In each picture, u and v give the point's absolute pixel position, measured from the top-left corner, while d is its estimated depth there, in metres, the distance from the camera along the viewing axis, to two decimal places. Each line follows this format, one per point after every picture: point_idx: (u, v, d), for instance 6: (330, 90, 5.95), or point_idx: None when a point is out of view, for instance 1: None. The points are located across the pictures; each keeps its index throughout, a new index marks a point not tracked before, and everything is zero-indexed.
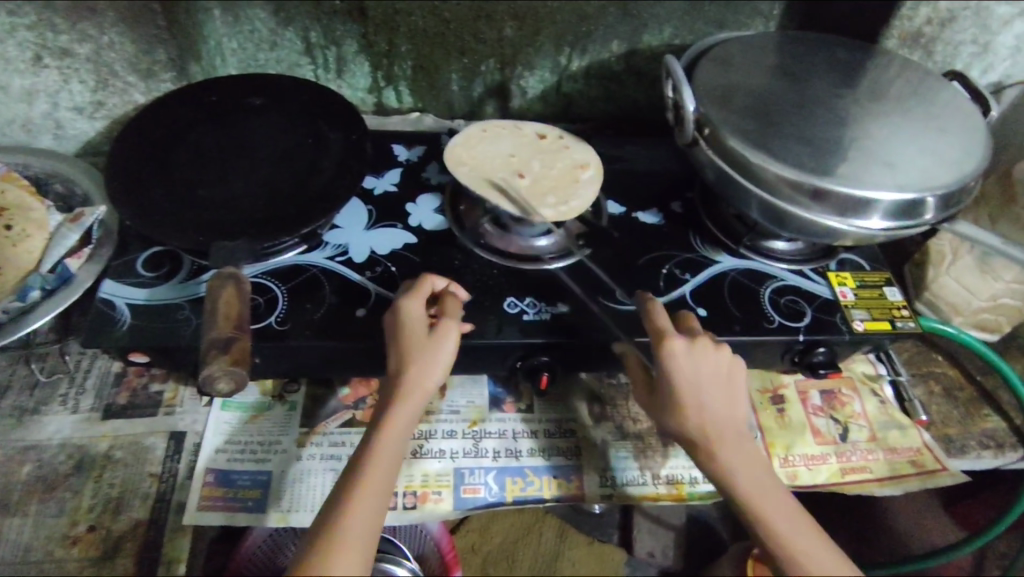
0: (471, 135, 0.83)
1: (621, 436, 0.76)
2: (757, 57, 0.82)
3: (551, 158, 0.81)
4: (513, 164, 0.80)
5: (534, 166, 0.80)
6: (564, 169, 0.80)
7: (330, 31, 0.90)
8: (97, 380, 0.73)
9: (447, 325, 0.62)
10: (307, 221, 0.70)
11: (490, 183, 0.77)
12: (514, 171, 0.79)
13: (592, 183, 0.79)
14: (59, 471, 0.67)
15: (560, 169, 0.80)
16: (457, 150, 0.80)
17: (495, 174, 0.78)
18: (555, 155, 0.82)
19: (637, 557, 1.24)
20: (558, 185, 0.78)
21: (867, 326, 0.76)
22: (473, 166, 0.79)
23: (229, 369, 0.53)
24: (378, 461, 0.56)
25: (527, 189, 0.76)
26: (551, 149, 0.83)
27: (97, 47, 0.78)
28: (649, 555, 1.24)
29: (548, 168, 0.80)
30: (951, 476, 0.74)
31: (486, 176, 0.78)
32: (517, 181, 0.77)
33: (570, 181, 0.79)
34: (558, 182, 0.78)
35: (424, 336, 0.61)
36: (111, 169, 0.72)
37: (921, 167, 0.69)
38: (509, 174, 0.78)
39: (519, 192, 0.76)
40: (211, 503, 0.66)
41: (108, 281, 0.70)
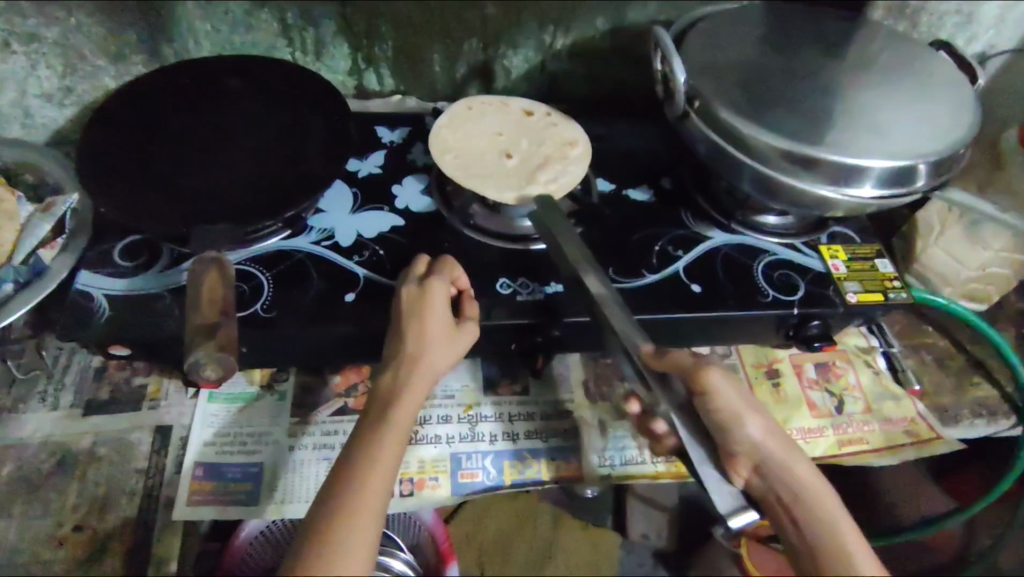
0: (455, 114, 0.81)
1: (618, 416, 0.75)
2: (745, 29, 0.81)
3: (538, 136, 0.80)
4: (501, 142, 0.78)
5: (521, 144, 0.79)
6: (552, 146, 0.79)
7: (307, 11, 0.88)
8: (76, 376, 0.70)
9: (473, 327, 0.64)
10: (291, 205, 0.68)
11: (479, 162, 0.75)
12: (503, 149, 0.77)
13: (580, 160, 0.78)
14: (41, 470, 0.64)
15: (548, 146, 0.79)
16: (443, 129, 0.78)
17: (483, 153, 0.77)
18: (543, 133, 0.81)
19: (631, 540, 1.28)
20: (548, 163, 0.77)
21: (860, 297, 0.76)
22: (460, 144, 0.77)
23: (216, 355, 0.50)
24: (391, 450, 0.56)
25: (516, 169, 0.75)
26: (538, 127, 0.81)
27: (65, 30, 0.76)
28: (643, 537, 1.27)
29: (536, 145, 0.79)
30: (946, 444, 0.75)
31: (474, 155, 0.76)
32: (506, 160, 0.76)
33: (559, 159, 0.78)
34: (547, 160, 0.77)
35: (451, 327, 0.62)
36: (83, 155, 0.70)
37: (911, 135, 0.68)
38: (497, 153, 0.77)
39: (509, 172, 0.75)
40: (202, 497, 0.65)
41: (85, 273, 0.67)
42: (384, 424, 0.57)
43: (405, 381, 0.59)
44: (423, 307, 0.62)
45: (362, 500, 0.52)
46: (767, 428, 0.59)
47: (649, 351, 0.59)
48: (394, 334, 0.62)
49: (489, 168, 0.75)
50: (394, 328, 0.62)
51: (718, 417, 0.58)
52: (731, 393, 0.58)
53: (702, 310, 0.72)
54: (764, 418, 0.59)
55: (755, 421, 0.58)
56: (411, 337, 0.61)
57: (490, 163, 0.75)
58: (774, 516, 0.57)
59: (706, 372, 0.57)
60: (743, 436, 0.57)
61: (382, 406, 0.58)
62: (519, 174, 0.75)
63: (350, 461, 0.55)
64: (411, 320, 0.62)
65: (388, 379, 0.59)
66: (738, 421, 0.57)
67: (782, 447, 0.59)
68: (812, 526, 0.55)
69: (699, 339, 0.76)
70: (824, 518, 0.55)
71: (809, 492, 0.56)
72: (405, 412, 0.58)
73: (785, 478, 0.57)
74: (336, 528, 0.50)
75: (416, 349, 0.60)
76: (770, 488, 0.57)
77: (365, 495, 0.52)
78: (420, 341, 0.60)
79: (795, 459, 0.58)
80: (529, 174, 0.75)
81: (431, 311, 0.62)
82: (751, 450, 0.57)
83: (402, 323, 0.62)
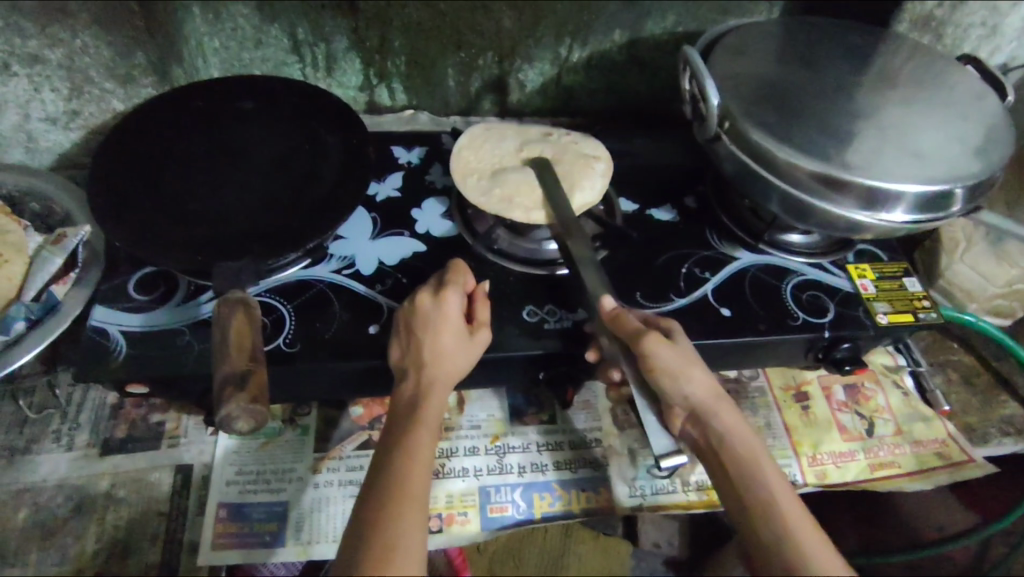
0: (474, 136, 0.79)
1: (647, 443, 0.73)
2: (771, 45, 0.79)
3: (561, 151, 0.77)
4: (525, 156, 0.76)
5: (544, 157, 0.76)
6: (576, 158, 0.76)
7: (318, 27, 0.85)
8: (92, 414, 0.68)
9: (486, 335, 0.63)
10: (312, 235, 0.66)
11: (502, 176, 0.73)
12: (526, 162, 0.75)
13: (604, 173, 0.75)
14: (57, 515, 0.62)
15: (572, 159, 0.76)
16: (464, 153, 0.77)
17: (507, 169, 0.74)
18: (565, 149, 0.78)
19: (642, 548, 1.14)
20: (572, 173, 0.74)
21: (890, 318, 0.75)
22: (482, 167, 0.75)
23: (249, 408, 0.48)
24: (420, 469, 0.54)
25: (540, 177, 0.72)
26: (560, 145, 0.79)
27: (70, 51, 0.72)
28: (654, 547, 1.15)
29: (560, 158, 0.76)
30: (979, 467, 0.74)
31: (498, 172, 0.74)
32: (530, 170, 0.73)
33: (584, 168, 0.74)
34: (572, 170, 0.74)
35: (466, 337, 0.61)
36: (93, 184, 0.67)
37: (946, 157, 0.66)
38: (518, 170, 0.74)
39: (534, 181, 0.72)
40: (226, 540, 0.63)
41: (99, 308, 0.65)
42: (415, 428, 0.56)
43: (429, 388, 0.58)
44: (438, 316, 0.61)
45: (398, 496, 0.52)
46: (704, 384, 0.56)
47: (607, 308, 0.58)
48: (408, 344, 0.61)
49: (513, 180, 0.72)
50: (407, 338, 0.61)
51: (654, 374, 0.56)
52: (670, 352, 0.55)
53: (732, 334, 0.71)
54: (706, 375, 0.57)
55: (693, 379, 0.56)
56: (429, 349, 0.59)
57: (513, 175, 0.72)
58: (711, 464, 0.57)
59: (643, 335, 0.55)
60: (676, 391, 0.56)
61: (408, 415, 0.57)
62: (544, 180, 0.72)
63: (384, 461, 0.55)
64: (427, 331, 0.60)
65: (410, 390, 0.59)
66: (674, 379, 0.56)
67: (721, 402, 0.57)
68: (742, 477, 0.54)
69: (728, 363, 0.75)
70: (753, 471, 0.54)
71: (742, 447, 0.55)
72: (429, 423, 0.57)
73: (717, 431, 0.56)
74: (383, 531, 0.50)
75: (433, 360, 0.59)
76: (702, 435, 0.57)
77: (408, 486, 0.52)
78: (438, 355, 0.59)
79: (731, 416, 0.56)
80: (554, 179, 0.71)
81: (446, 322, 0.61)
82: (686, 404, 0.56)
83: (416, 332, 0.61)
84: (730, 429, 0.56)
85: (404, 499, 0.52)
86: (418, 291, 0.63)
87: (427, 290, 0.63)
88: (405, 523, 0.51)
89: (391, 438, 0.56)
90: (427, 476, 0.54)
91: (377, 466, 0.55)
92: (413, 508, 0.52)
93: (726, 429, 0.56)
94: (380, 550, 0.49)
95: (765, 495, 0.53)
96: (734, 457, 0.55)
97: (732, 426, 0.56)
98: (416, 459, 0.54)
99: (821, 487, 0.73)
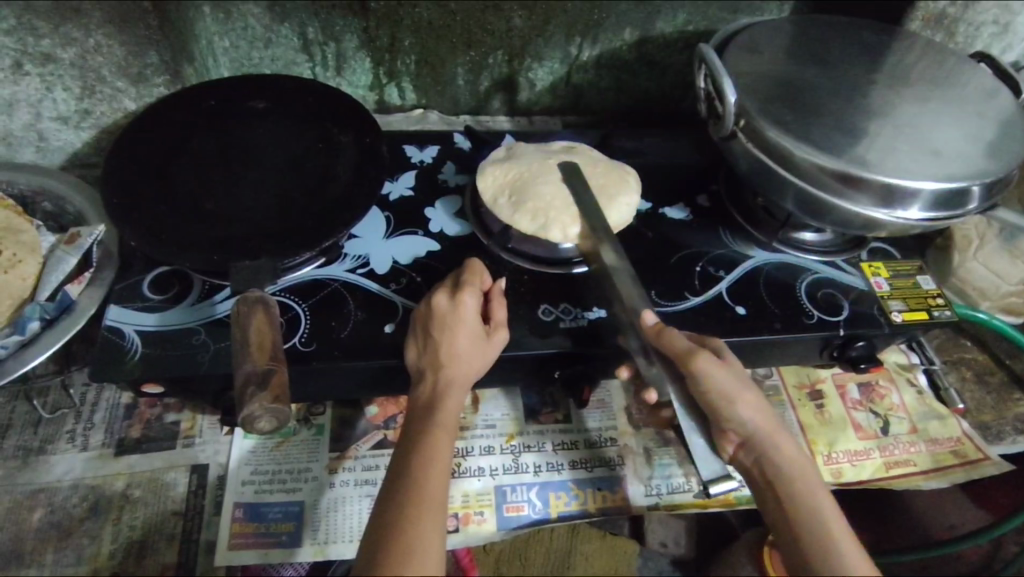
0: (498, 159, 0.77)
1: (663, 442, 0.73)
2: (783, 42, 0.79)
3: (590, 161, 0.76)
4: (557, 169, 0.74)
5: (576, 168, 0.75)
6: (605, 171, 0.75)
7: (329, 26, 0.85)
8: (106, 414, 0.68)
9: (503, 335, 0.62)
10: (326, 235, 0.66)
11: (533, 191, 0.71)
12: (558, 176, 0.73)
13: (637, 188, 0.74)
14: (73, 515, 0.62)
15: (604, 171, 0.75)
16: (490, 173, 0.75)
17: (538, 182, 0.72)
18: (592, 160, 0.77)
19: (649, 548, 1.14)
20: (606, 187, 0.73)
21: (904, 317, 0.75)
22: (510, 180, 0.73)
23: (271, 408, 0.48)
24: (436, 469, 0.53)
25: (573, 194, 0.70)
26: (585, 155, 0.78)
27: (83, 51, 0.71)
28: (662, 546, 1.14)
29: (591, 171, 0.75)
30: (994, 465, 0.74)
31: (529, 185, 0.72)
32: (563, 185, 0.72)
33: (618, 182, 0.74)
34: (607, 184, 0.73)
35: (482, 337, 0.61)
36: (108, 185, 0.67)
37: (965, 154, 0.66)
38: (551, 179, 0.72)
39: (569, 196, 0.71)
40: (243, 540, 0.62)
41: (114, 307, 0.65)
42: (433, 427, 0.56)
43: (445, 390, 0.58)
44: (454, 317, 0.60)
45: (420, 501, 0.51)
46: (754, 407, 0.56)
47: (651, 326, 0.56)
48: (425, 344, 0.61)
49: (546, 195, 0.70)
50: (424, 338, 0.61)
51: (707, 396, 0.55)
52: (720, 372, 0.55)
53: (748, 333, 0.70)
54: (757, 397, 0.56)
55: (745, 402, 0.55)
56: (446, 349, 0.59)
57: (545, 189, 0.71)
58: (759, 488, 0.57)
59: (694, 358, 0.54)
60: (731, 414, 0.55)
61: (426, 415, 0.57)
62: (578, 196, 0.70)
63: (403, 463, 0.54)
64: (443, 332, 0.60)
65: (427, 392, 0.59)
66: (726, 401, 0.55)
67: (771, 424, 0.56)
68: (796, 504, 0.53)
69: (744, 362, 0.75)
70: (805, 501, 0.53)
71: (796, 474, 0.54)
72: (446, 422, 0.56)
73: (771, 453, 0.55)
74: (401, 535, 0.49)
75: (446, 359, 0.59)
76: (755, 461, 0.56)
77: (425, 489, 0.52)
78: (454, 356, 0.59)
79: (780, 440, 0.56)
80: (590, 195, 0.70)
81: (462, 322, 0.60)
82: (741, 427, 0.56)
83: (434, 331, 0.60)
84: (785, 454, 0.55)
85: (423, 502, 0.51)
86: (436, 291, 0.63)
87: (445, 290, 0.63)
88: (425, 528, 0.50)
89: (410, 439, 0.56)
90: (446, 476, 0.54)
91: (396, 473, 0.54)
92: (432, 512, 0.51)
93: (777, 454, 0.55)
94: (399, 550, 0.48)
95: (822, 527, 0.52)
96: (787, 483, 0.54)
97: (788, 450, 0.55)
98: (432, 461, 0.54)
99: (837, 486, 0.73)
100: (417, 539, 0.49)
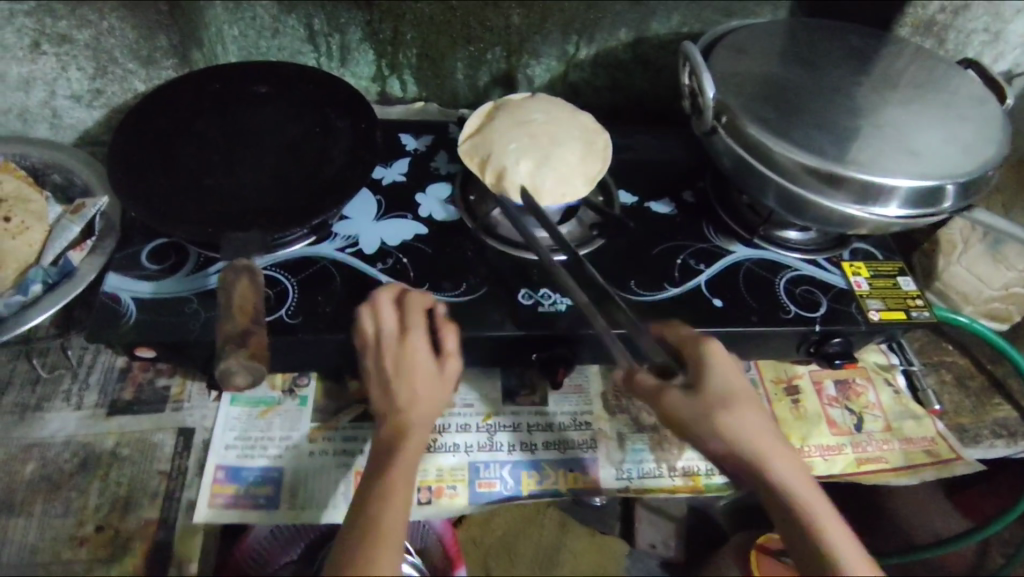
0: (474, 132, 0.78)
1: (636, 428, 0.75)
2: (772, 44, 0.80)
3: (525, 116, 0.76)
4: (519, 126, 0.75)
5: (536, 118, 0.77)
6: (563, 113, 0.78)
7: (334, 18, 0.88)
8: (101, 376, 0.71)
9: (455, 364, 0.62)
10: (318, 213, 0.68)
11: (512, 165, 0.72)
12: (520, 141, 0.74)
13: (586, 128, 0.78)
14: (63, 469, 0.65)
15: (551, 122, 0.76)
16: (472, 156, 0.75)
17: (507, 146, 0.73)
18: (527, 110, 0.77)
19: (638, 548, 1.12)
20: (569, 137, 0.76)
21: (882, 315, 0.76)
22: (485, 157, 0.74)
23: (247, 363, 0.51)
24: (391, 499, 0.55)
25: (547, 158, 0.73)
26: (516, 110, 0.78)
27: (97, 33, 0.75)
28: (651, 547, 1.11)
29: (553, 120, 0.77)
30: (965, 465, 0.74)
31: (500, 150, 0.73)
32: (534, 149, 0.73)
33: (578, 130, 0.77)
34: (561, 135, 0.75)
35: (434, 373, 0.60)
36: (115, 159, 0.70)
37: (941, 154, 0.68)
38: (521, 146, 0.73)
39: (544, 158, 0.73)
40: (222, 500, 0.65)
41: (113, 275, 0.68)
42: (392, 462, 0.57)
43: (408, 432, 0.58)
44: (408, 362, 0.59)
45: (376, 528, 0.53)
46: (759, 417, 0.57)
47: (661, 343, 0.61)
48: (379, 389, 0.60)
49: (525, 167, 0.72)
50: (382, 386, 0.60)
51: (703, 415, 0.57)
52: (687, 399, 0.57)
53: (724, 324, 0.72)
54: (739, 416, 0.57)
55: (723, 423, 0.56)
56: (405, 394, 0.59)
57: (521, 159, 0.72)
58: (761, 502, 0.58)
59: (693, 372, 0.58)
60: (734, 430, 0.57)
61: (388, 451, 0.58)
62: (549, 157, 0.73)
63: (366, 493, 0.56)
64: (401, 380, 0.59)
65: (388, 435, 0.59)
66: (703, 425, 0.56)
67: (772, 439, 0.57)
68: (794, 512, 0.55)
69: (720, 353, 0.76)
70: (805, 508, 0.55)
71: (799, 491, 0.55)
72: (405, 462, 0.57)
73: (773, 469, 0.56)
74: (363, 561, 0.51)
75: (399, 408, 0.59)
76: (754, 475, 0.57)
77: (386, 516, 0.54)
78: (415, 400, 0.59)
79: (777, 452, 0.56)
80: (557, 153, 0.73)
81: (415, 366, 0.60)
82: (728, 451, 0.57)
83: (390, 384, 0.60)
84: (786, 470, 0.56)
85: (381, 530, 0.53)
86: (381, 331, 0.61)
87: (390, 329, 0.61)
88: (384, 547, 0.52)
89: (373, 472, 0.58)
90: (405, 508, 0.55)
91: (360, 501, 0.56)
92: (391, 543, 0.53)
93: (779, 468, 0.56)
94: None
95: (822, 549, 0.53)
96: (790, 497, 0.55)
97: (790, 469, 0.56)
98: (388, 495, 0.55)
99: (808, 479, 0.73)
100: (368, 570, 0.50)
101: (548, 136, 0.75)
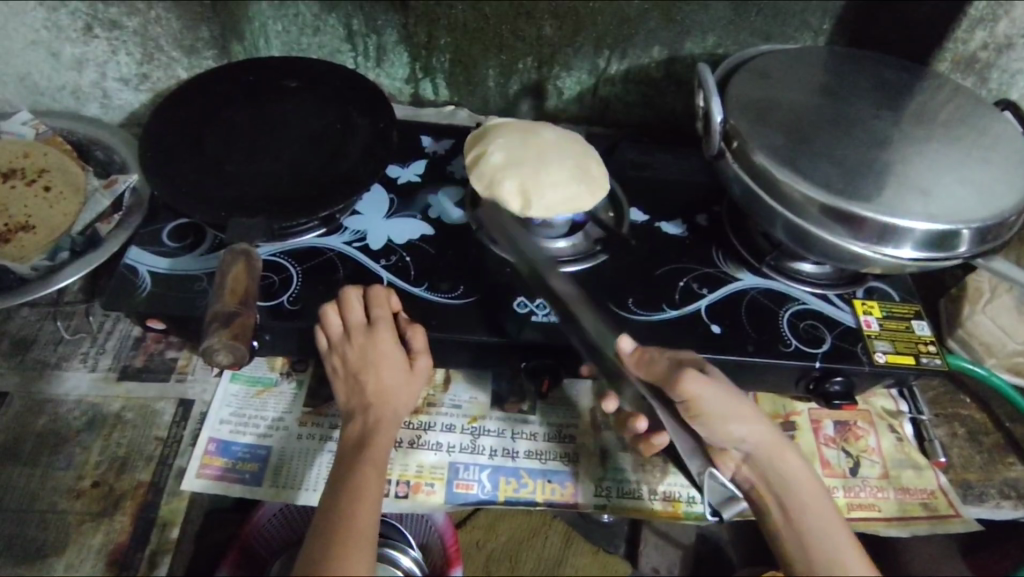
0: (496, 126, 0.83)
1: (621, 447, 0.75)
2: (800, 72, 0.79)
3: (540, 130, 0.78)
4: (523, 132, 0.77)
5: (546, 135, 0.78)
6: (578, 149, 0.78)
7: (371, 20, 0.91)
8: (117, 343, 0.76)
9: (426, 361, 0.66)
10: (325, 205, 0.71)
11: (489, 155, 0.74)
12: (513, 140, 0.76)
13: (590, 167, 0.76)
14: (71, 426, 0.69)
15: (558, 142, 0.77)
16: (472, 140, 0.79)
17: (498, 139, 0.76)
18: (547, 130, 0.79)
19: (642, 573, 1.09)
20: (558, 158, 0.75)
21: (889, 359, 0.73)
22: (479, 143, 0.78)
23: (228, 342, 0.57)
24: (365, 502, 0.57)
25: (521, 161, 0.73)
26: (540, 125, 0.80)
27: (145, 21, 0.81)
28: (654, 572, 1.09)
29: (559, 143, 0.77)
30: (963, 523, 0.72)
31: (490, 139, 0.77)
32: (514, 151, 0.74)
33: (573, 174, 0.74)
34: (552, 150, 0.75)
35: (404, 370, 0.64)
36: (148, 140, 0.75)
37: (958, 198, 0.65)
38: (508, 144, 0.75)
39: (517, 160, 0.74)
40: (209, 470, 0.68)
41: (134, 248, 0.73)
42: (361, 464, 0.59)
43: (376, 425, 0.62)
44: (374, 353, 0.64)
45: (349, 525, 0.55)
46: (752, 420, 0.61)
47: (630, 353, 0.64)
48: (354, 389, 0.64)
49: (496, 160, 0.74)
50: (351, 379, 0.64)
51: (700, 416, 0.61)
52: (708, 392, 0.60)
53: (720, 351, 0.71)
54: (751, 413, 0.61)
55: (736, 418, 0.61)
56: (374, 385, 0.63)
57: (497, 156, 0.74)
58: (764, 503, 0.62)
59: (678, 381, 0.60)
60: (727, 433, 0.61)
61: (356, 451, 0.61)
62: (524, 163, 0.73)
63: (330, 499, 0.58)
64: (369, 371, 0.63)
65: (354, 438, 0.62)
66: (720, 418, 0.61)
67: (773, 441, 0.61)
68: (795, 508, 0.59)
69: None
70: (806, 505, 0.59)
71: (802, 490, 0.60)
72: (379, 456, 0.60)
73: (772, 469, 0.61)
74: (332, 562, 0.52)
75: (365, 405, 0.63)
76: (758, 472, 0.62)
77: (354, 522, 0.55)
78: (383, 391, 0.63)
79: (785, 451, 0.61)
80: (535, 163, 0.73)
81: (384, 358, 0.64)
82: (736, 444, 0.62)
83: (358, 375, 0.64)
84: (791, 471, 0.61)
85: (349, 533, 0.55)
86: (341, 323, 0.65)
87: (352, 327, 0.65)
88: (351, 551, 0.53)
89: (340, 478, 0.59)
90: (375, 511, 0.57)
91: (331, 498, 0.58)
92: (362, 544, 0.55)
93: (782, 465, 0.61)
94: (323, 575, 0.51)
95: (820, 538, 0.57)
96: (789, 496, 0.60)
97: (793, 470, 0.61)
98: (363, 494, 0.57)
99: None
100: (344, 557, 0.53)
101: (539, 150, 0.75)
